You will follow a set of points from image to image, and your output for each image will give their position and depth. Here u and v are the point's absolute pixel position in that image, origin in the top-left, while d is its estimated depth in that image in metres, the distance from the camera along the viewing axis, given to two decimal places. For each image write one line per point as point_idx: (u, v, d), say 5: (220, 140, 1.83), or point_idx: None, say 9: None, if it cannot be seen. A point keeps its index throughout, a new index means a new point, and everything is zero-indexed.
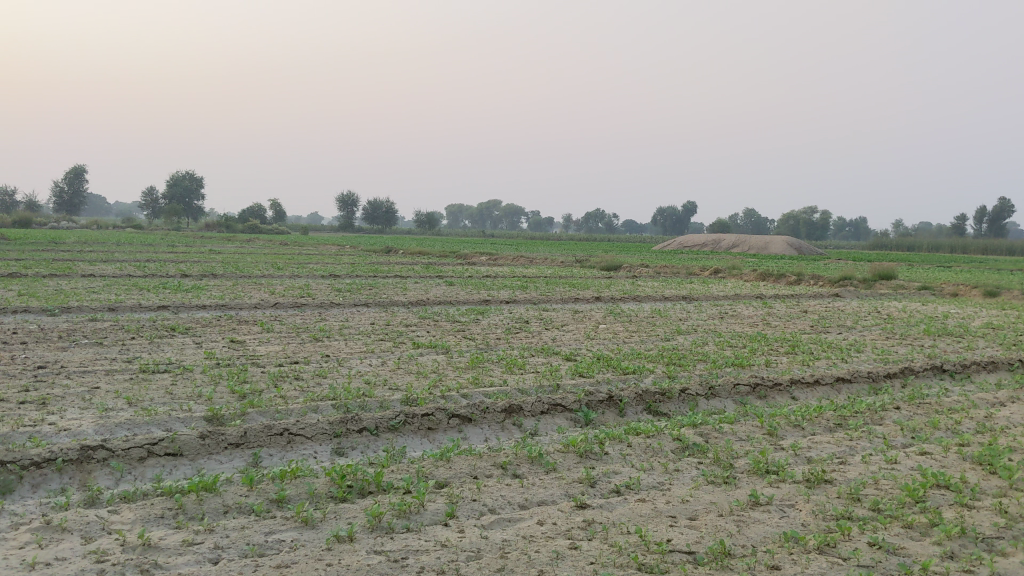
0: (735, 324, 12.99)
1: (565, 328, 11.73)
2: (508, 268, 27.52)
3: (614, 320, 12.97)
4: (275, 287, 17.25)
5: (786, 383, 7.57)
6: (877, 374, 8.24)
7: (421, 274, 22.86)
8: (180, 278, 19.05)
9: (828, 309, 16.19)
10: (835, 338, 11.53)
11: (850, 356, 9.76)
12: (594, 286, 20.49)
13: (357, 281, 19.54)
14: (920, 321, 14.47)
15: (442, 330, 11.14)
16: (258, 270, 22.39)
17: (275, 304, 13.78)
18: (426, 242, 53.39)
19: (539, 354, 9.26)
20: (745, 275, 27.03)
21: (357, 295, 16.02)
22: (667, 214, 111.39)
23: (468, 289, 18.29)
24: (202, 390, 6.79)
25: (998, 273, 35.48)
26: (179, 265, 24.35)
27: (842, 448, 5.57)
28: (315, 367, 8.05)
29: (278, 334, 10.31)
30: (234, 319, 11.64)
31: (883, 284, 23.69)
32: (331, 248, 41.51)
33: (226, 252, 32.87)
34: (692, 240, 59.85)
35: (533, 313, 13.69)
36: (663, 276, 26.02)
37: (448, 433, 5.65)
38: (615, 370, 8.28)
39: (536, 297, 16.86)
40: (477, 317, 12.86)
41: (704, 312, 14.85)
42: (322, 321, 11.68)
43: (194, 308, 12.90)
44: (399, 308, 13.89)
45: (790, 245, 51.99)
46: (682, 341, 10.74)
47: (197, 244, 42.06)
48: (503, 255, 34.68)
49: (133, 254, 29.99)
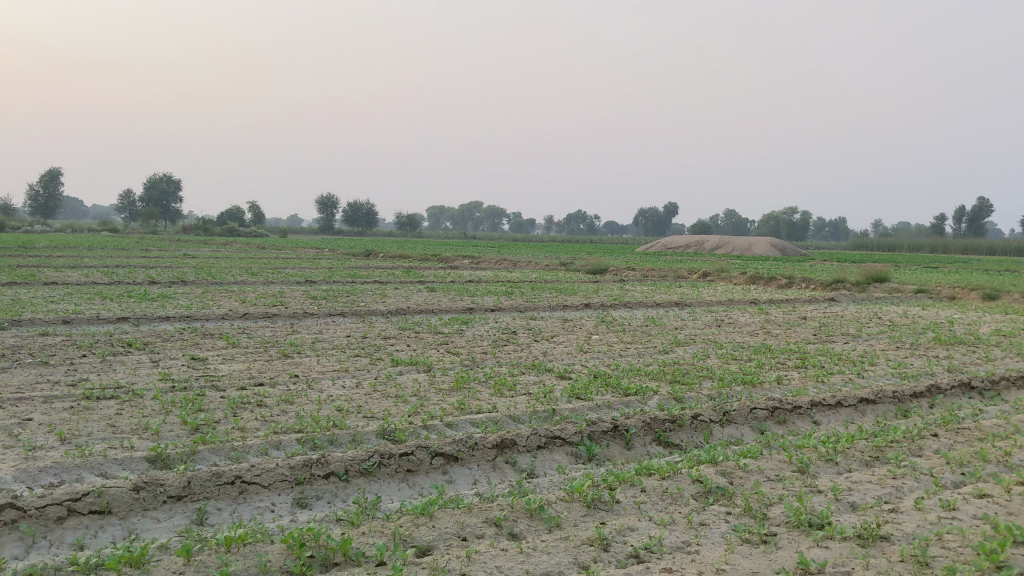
0: (734, 333, 12.23)
1: (556, 340, 10.95)
2: (492, 272, 26.73)
3: (607, 330, 12.19)
4: (247, 295, 16.42)
5: (806, 406, 6.83)
6: (902, 394, 7.51)
7: (402, 279, 22.02)
8: (148, 285, 18.17)
9: (828, 316, 15.49)
10: (844, 349, 10.79)
11: (866, 371, 9.03)
12: (581, 290, 19.78)
13: (335, 288, 18.67)
14: (926, 328, 13.80)
15: (423, 343, 10.32)
16: (231, 277, 21.51)
17: (246, 314, 12.92)
18: (409, 245, 52.70)
19: (529, 371, 8.47)
20: (734, 278, 26.40)
21: (333, 303, 15.19)
22: (648, 216, 111.06)
23: (450, 296, 17.48)
24: (149, 422, 5.96)
25: (986, 274, 35.07)
26: (149, 271, 23.39)
27: (888, 490, 4.82)
28: (282, 390, 7.23)
29: (243, 350, 9.46)
30: (198, 333, 10.80)
31: (877, 288, 23.09)
32: (309, 251, 40.71)
33: (200, 257, 32.03)
34: (674, 241, 59.13)
35: (520, 322, 12.93)
36: (650, 279, 25.31)
37: (431, 476, 4.86)
38: (614, 390, 7.51)
39: (522, 303, 16.05)
40: (461, 327, 12.05)
41: (700, 319, 14.10)
42: (293, 334, 10.85)
43: (157, 320, 12.01)
44: (377, 318, 13.05)
45: (775, 245, 51.59)
46: (681, 354, 9.99)
47: (173, 247, 41.40)
48: (484, 258, 33.85)
49: (105, 260, 28.99)
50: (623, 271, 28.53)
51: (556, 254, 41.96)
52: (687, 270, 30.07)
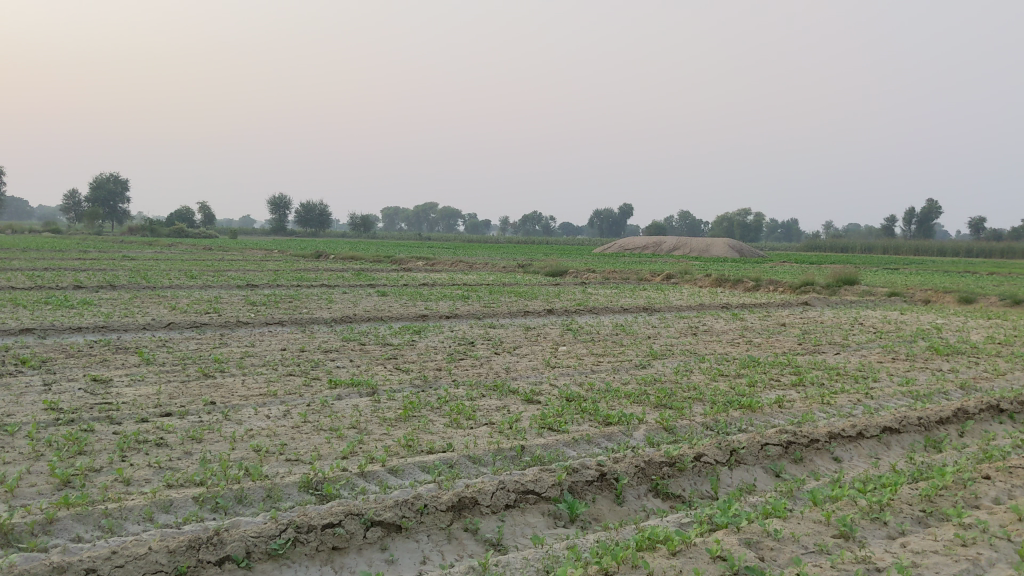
0: (715, 343, 11.09)
1: (520, 353, 9.73)
2: (447, 274, 25.47)
3: (575, 340, 10.99)
4: (180, 301, 14.99)
5: (824, 440, 5.71)
6: (930, 421, 6.42)
7: (351, 283, 20.67)
8: (72, 290, 16.67)
9: (807, 322, 14.46)
10: (838, 362, 9.71)
11: (874, 390, 7.94)
12: (542, 294, 18.61)
13: (278, 292, 17.30)
14: (915, 336, 12.80)
15: (369, 358, 9.03)
16: (167, 281, 20.01)
17: (171, 324, 11.53)
18: (363, 246, 51.35)
19: (490, 394, 7.24)
20: (698, 280, 25.43)
21: (273, 310, 13.83)
22: (604, 218, 110.41)
23: (402, 301, 16.21)
24: (7, 472, 4.64)
25: (949, 276, 34.50)
26: (79, 274, 21.79)
27: (967, 568, 3.68)
28: (191, 424, 5.93)
29: (157, 370, 8.11)
30: (109, 347, 9.41)
31: (848, 290, 22.21)
32: (256, 252, 38.95)
33: (139, 259, 30.44)
34: (631, 242, 58.00)
35: (478, 332, 11.68)
36: (612, 282, 24.25)
37: (362, 555, 3.65)
38: (592, 418, 6.31)
39: (480, 310, 14.81)
40: (413, 338, 10.79)
41: (673, 327, 12.94)
42: (220, 348, 9.50)
43: (66, 332, 10.58)
44: (319, 327, 11.72)
45: (732, 246, 51.29)
46: (661, 369, 8.83)
47: (112, 249, 39.62)
48: (439, 259, 32.60)
49: (36, 262, 27.37)
50: (583, 273, 27.46)
51: (514, 255, 40.95)
52: (649, 273, 29.03)
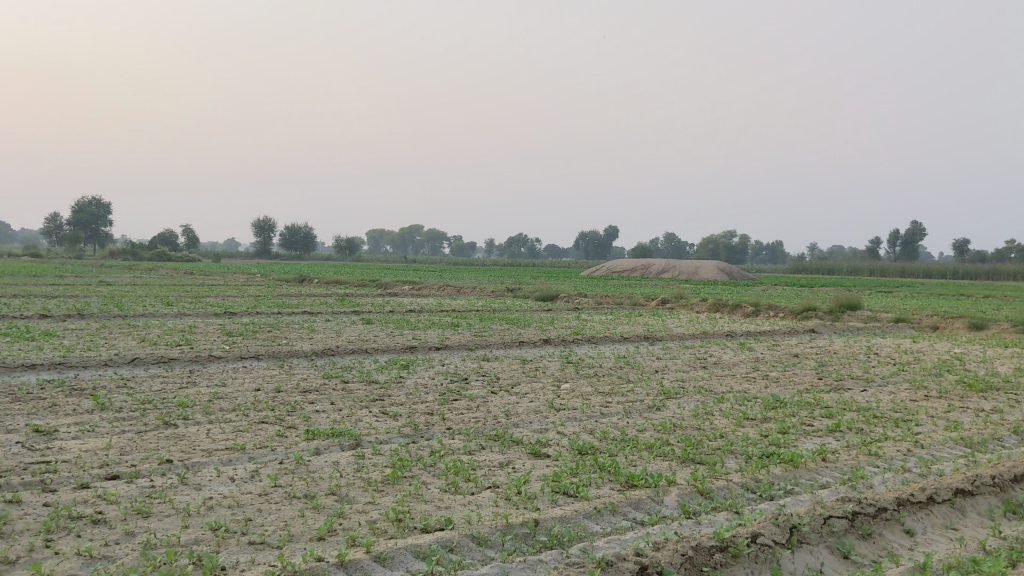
0: (730, 379, 10.16)
1: (520, 392, 8.78)
2: (435, 300, 24.51)
3: (578, 376, 10.05)
4: (151, 332, 13.97)
5: (891, 509, 4.83)
6: (1003, 480, 5.54)
7: (335, 311, 19.68)
8: (36, 320, 15.62)
9: (820, 352, 13.54)
10: (869, 401, 8.83)
11: (922, 438, 7.06)
12: (536, 323, 17.66)
13: (256, 321, 16.29)
14: (939, 368, 11.98)
15: (352, 400, 8.07)
16: (141, 309, 18.96)
17: (137, 359, 10.52)
18: (347, 270, 50.46)
19: (491, 447, 6.31)
20: (695, 305, 24.63)
21: (250, 342, 12.83)
22: (590, 241, 109.83)
23: (389, 330, 15.24)
24: None
25: (945, 300, 33.89)
26: (49, 302, 20.67)
27: None
28: (139, 493, 4.98)
29: (111, 418, 7.14)
30: (62, 389, 8.41)
31: (852, 316, 21.44)
32: (239, 277, 37.87)
33: (116, 285, 29.25)
34: (621, 265, 57.19)
35: (471, 367, 10.73)
36: (606, 307, 23.40)
37: None
38: (613, 480, 5.40)
39: (472, 340, 13.86)
40: (401, 375, 9.84)
41: (681, 360, 12.02)
42: (185, 389, 8.51)
43: (17, 370, 9.55)
44: (298, 362, 10.73)
45: (721, 269, 50.73)
46: (679, 412, 7.92)
47: (89, 273, 38.43)
48: (426, 283, 31.64)
49: (7, 288, 26.22)
50: (575, 297, 26.59)
51: (501, 279, 40.15)
52: (643, 297, 28.21)
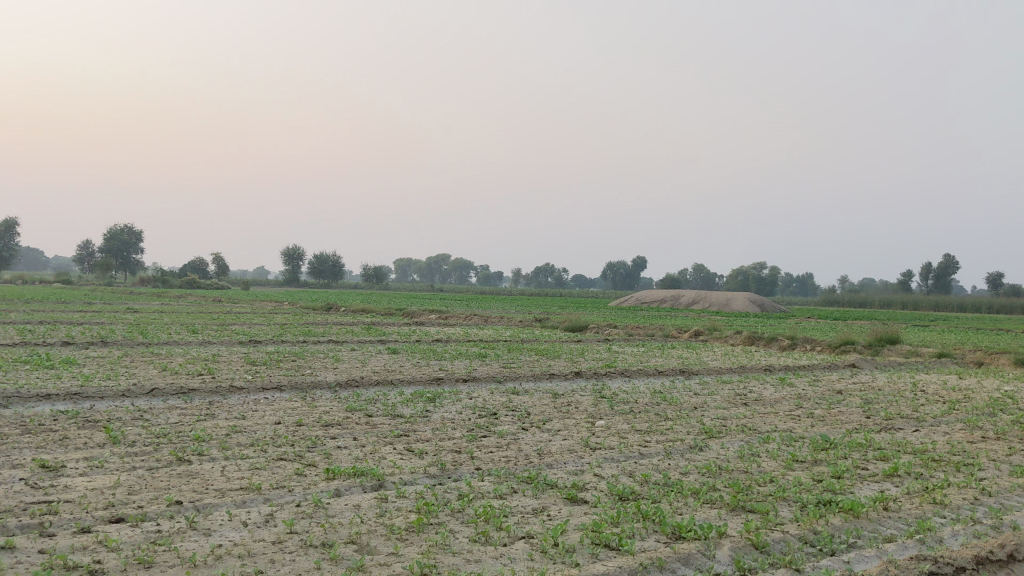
0: (774, 417, 9.62)
1: (553, 430, 8.31)
2: (463, 330, 24.07)
3: (613, 413, 9.56)
4: (174, 361, 13.64)
5: (973, 568, 4.34)
6: None
7: (362, 340, 19.30)
8: (58, 347, 15.34)
9: (864, 389, 12.93)
10: (925, 443, 8.28)
11: (990, 485, 6.52)
12: (566, 354, 17.17)
13: (281, 350, 15.94)
14: (993, 407, 11.36)
15: (375, 436, 7.65)
16: (165, 337, 18.68)
17: (156, 390, 10.15)
18: (374, 299, 50.24)
19: (524, 490, 5.86)
20: (729, 338, 24.05)
21: (273, 372, 12.45)
22: (618, 270, 109.33)
23: (415, 361, 14.81)
24: None
25: (984, 335, 33.02)
26: (73, 329, 20.45)
27: None
28: (142, 539, 4.59)
29: (122, 453, 6.76)
30: (74, 421, 8.05)
31: (892, 351, 20.76)
32: (267, 305, 37.75)
33: (142, 312, 29.08)
34: (650, 296, 56.54)
35: (501, 401, 10.27)
36: (637, 339, 22.86)
37: None
38: (658, 531, 4.94)
39: (501, 372, 13.39)
40: (427, 409, 9.41)
41: (719, 395, 11.49)
42: (203, 422, 8.12)
43: (31, 400, 9.20)
44: (320, 394, 10.32)
45: (752, 301, 49.98)
46: (723, 453, 7.43)
47: (118, 300, 38.46)
48: (453, 312, 31.21)
49: (35, 314, 26.11)
50: (606, 329, 26.08)
51: (529, 309, 39.66)
52: (675, 328, 27.61)
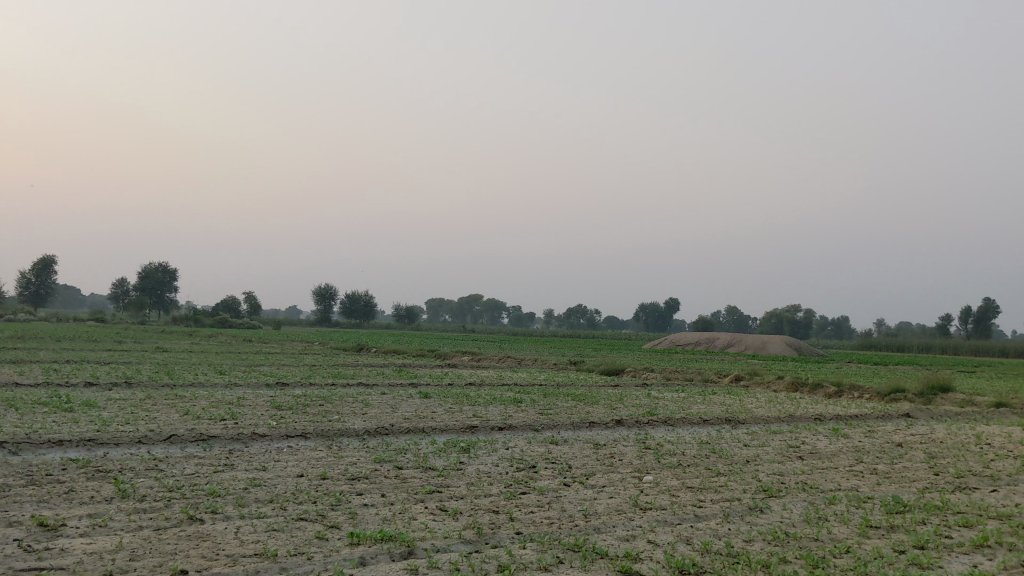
0: (835, 474, 8.87)
1: (598, 486, 7.65)
2: (496, 373, 23.39)
3: (661, 468, 8.86)
4: (197, 405, 13.09)
5: None
6: None
7: (392, 383, 18.69)
8: (78, 389, 14.85)
9: (924, 442, 12.12)
10: (1009, 506, 7.52)
11: None
12: (604, 400, 16.45)
13: (309, 394, 15.35)
14: None
15: (405, 492, 7.03)
16: (191, 378, 18.17)
17: (174, 436, 9.59)
18: (405, 340, 49.72)
19: (573, 562, 5.20)
20: (771, 384, 23.20)
21: (299, 418, 11.84)
22: (651, 313, 108.33)
23: (447, 407, 14.17)
24: None
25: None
26: (99, 369, 19.98)
27: None
28: None
29: (131, 510, 6.18)
30: (84, 472, 7.50)
31: (944, 400, 19.81)
32: (297, 345, 37.36)
33: (171, 352, 28.70)
34: (684, 339, 55.54)
35: (539, 452, 9.59)
36: (676, 384, 22.06)
37: None
38: None
39: (537, 419, 12.70)
40: (460, 461, 8.76)
41: (772, 448, 10.73)
42: (220, 474, 7.54)
43: (42, 447, 8.67)
44: (348, 443, 9.71)
45: (790, 344, 48.87)
46: (788, 517, 6.71)
47: (149, 339, 38.21)
48: (486, 354, 30.55)
49: (62, 353, 25.80)
50: (644, 373, 25.29)
51: (562, 352, 38.88)
52: (715, 373, 26.75)
